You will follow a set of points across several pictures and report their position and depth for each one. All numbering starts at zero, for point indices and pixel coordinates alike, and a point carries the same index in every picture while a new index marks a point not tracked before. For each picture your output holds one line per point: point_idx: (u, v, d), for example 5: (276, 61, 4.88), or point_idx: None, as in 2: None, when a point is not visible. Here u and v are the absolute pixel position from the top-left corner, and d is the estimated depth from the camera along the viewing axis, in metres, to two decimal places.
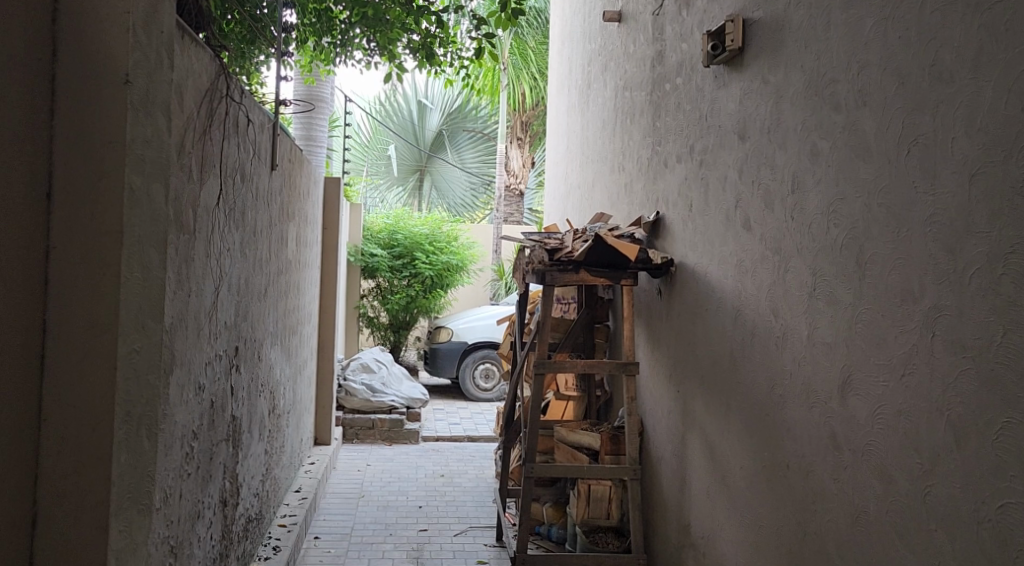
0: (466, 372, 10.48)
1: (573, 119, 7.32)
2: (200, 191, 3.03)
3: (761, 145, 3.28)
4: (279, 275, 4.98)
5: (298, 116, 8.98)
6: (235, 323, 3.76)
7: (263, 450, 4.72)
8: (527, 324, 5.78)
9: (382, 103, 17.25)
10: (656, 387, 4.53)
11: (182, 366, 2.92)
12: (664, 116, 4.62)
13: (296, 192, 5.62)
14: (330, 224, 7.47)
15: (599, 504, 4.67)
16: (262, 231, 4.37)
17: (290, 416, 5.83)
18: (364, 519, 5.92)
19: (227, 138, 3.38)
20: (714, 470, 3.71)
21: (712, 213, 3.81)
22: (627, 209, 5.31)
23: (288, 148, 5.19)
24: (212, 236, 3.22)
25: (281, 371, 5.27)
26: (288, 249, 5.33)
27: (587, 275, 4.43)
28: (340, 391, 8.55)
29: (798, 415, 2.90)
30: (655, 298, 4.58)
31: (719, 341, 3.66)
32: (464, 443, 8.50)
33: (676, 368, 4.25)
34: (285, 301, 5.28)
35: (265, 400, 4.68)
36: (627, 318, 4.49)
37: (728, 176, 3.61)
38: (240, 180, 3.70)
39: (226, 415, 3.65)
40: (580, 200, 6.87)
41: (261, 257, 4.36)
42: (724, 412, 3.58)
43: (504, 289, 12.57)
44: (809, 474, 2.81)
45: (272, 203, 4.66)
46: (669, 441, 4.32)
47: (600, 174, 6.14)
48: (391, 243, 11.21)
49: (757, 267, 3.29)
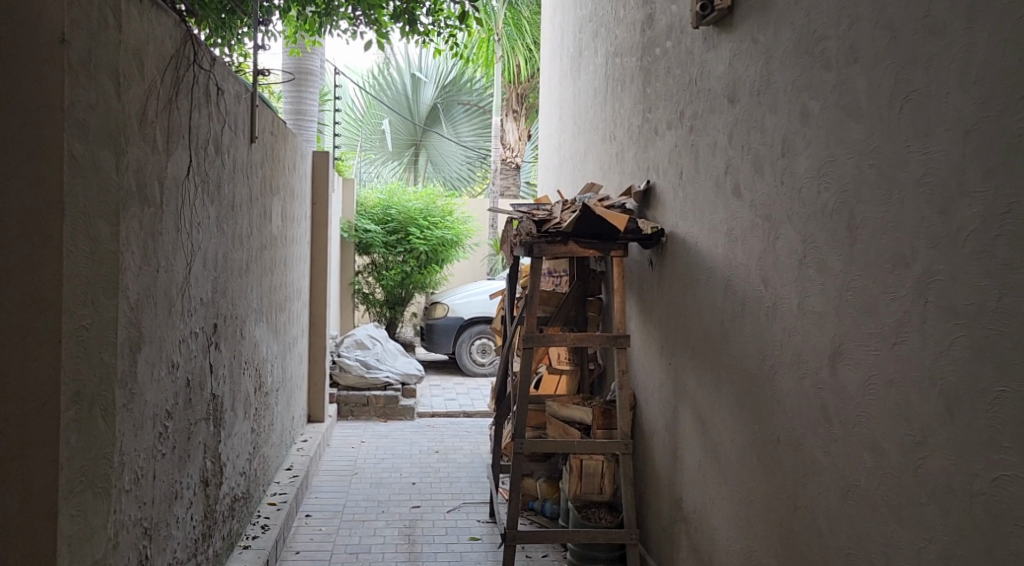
0: (463, 347, 10.41)
1: (565, 88, 7.17)
2: (166, 163, 2.91)
3: (751, 108, 3.16)
4: (262, 251, 4.87)
5: (287, 89, 8.82)
6: (212, 299, 3.66)
7: (250, 429, 4.65)
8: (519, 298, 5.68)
9: (376, 76, 17.01)
10: (649, 360, 4.44)
11: (152, 344, 2.83)
12: (654, 82, 4.48)
13: (280, 166, 5.50)
14: (320, 199, 7.34)
15: (592, 479, 4.60)
16: (242, 205, 4.26)
17: (280, 394, 5.76)
18: (357, 496, 5.87)
19: (196, 107, 3.26)
20: (705, 443, 3.62)
21: (702, 181, 3.69)
22: (618, 179, 5.18)
23: (270, 120, 5.06)
24: (182, 208, 3.11)
25: (267, 349, 5.19)
26: (272, 224, 5.22)
27: (577, 246, 4.32)
28: (334, 368, 8.47)
29: (788, 387, 2.81)
30: (647, 269, 4.47)
31: (709, 312, 3.56)
32: (460, 418, 8.44)
33: (668, 340, 4.15)
34: (270, 277, 5.18)
35: (250, 379, 4.62)
36: (618, 290, 4.39)
37: (718, 141, 3.49)
38: (214, 152, 3.59)
39: (204, 393, 3.56)
40: (572, 172, 6.74)
41: (241, 233, 4.25)
42: (716, 385, 3.49)
43: (500, 264, 12.48)
44: (799, 447, 2.72)
45: (253, 176, 4.54)
46: (661, 414, 4.23)
47: (592, 144, 6.01)
48: (385, 218, 11.10)
49: (747, 235, 3.18)
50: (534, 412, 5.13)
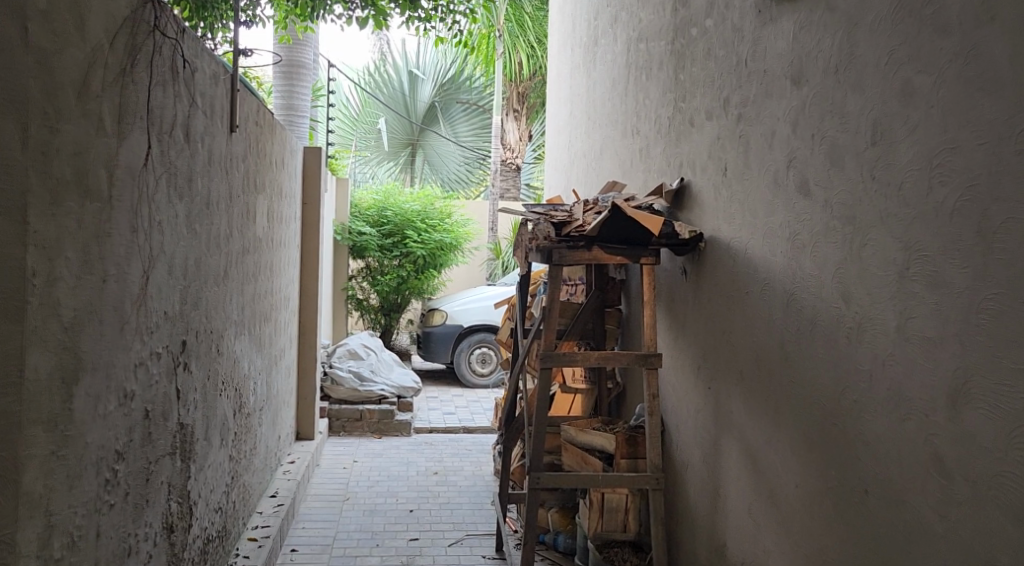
0: (462, 357, 9.85)
1: (577, 81, 6.63)
2: (117, 146, 2.37)
3: (824, 89, 2.64)
4: (243, 256, 4.32)
5: (277, 80, 8.30)
6: (181, 313, 3.12)
7: (227, 459, 4.11)
8: (529, 309, 5.15)
9: (371, 75, 16.45)
10: (683, 382, 3.89)
11: (96, 372, 2.28)
12: (689, 67, 3.95)
13: (267, 162, 4.95)
14: (310, 199, 6.79)
15: (615, 515, 4.06)
16: (219, 204, 3.72)
17: (264, 413, 5.21)
18: (349, 526, 5.31)
19: (159, 82, 2.72)
20: (757, 484, 3.09)
21: (755, 177, 3.16)
22: (643, 177, 4.65)
23: (255, 109, 4.52)
24: (141, 204, 2.57)
25: (250, 366, 4.63)
26: (257, 225, 4.68)
27: (602, 252, 3.79)
28: (326, 380, 7.90)
29: (881, 428, 2.28)
30: (681, 278, 3.94)
31: (765, 331, 3.03)
32: (461, 434, 7.90)
33: (707, 361, 3.62)
34: (252, 284, 4.62)
35: (228, 403, 4.08)
36: (649, 303, 3.85)
37: (778, 131, 2.97)
38: (183, 139, 3.05)
39: (169, 424, 3.01)
40: (586, 172, 6.20)
41: (217, 235, 3.70)
42: (773, 418, 2.96)
43: (501, 269, 11.94)
44: (899, 504, 2.20)
45: (234, 171, 4.01)
46: (698, 444, 3.70)
47: (610, 140, 5.47)
48: (379, 220, 10.56)
49: (820, 241, 2.66)
50: (549, 436, 4.62)
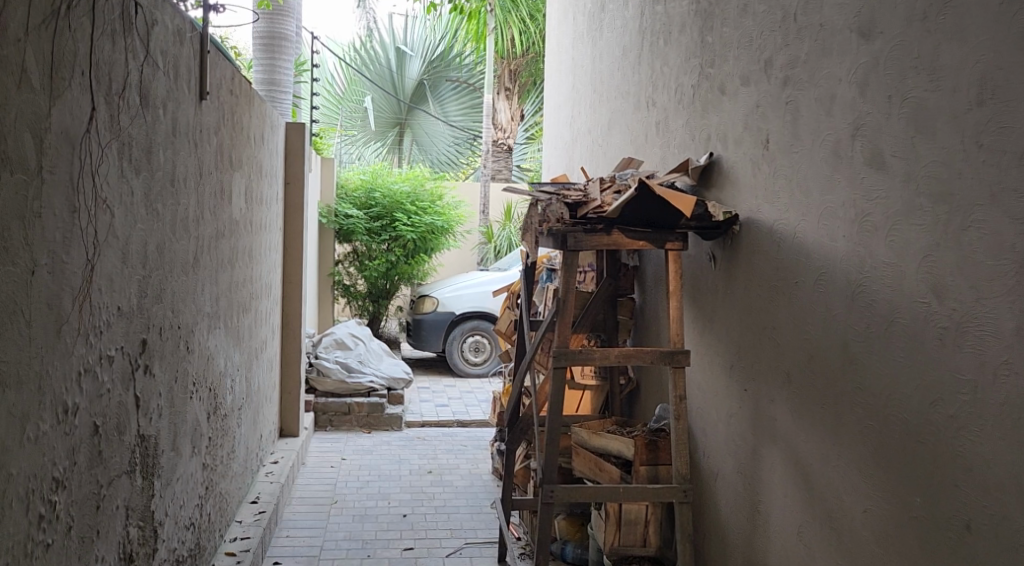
0: (454, 345, 9.41)
1: (580, 51, 6.17)
2: (47, 106, 1.91)
3: (906, 41, 2.21)
4: (216, 241, 3.86)
5: (258, 54, 7.79)
6: (139, 307, 2.67)
7: (200, 468, 3.66)
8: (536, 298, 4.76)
9: (358, 50, 15.73)
10: (712, 382, 3.48)
11: (23, 386, 1.84)
12: (720, 27, 3.50)
13: (243, 137, 4.48)
14: (293, 179, 6.30)
15: (633, 529, 3.65)
16: (187, 182, 3.26)
17: (243, 412, 4.76)
18: (337, 534, 4.89)
19: (106, 31, 2.26)
20: (811, 502, 2.68)
21: (807, 149, 2.74)
22: (661, 153, 4.21)
23: (229, 76, 4.04)
24: (82, 179, 2.11)
25: (226, 362, 4.18)
26: (232, 206, 4.22)
27: (622, 237, 3.36)
28: (311, 371, 7.45)
29: (991, 452, 1.87)
30: (710, 265, 3.52)
31: (823, 328, 2.62)
32: (454, 428, 7.48)
33: (743, 359, 3.20)
34: (228, 271, 4.16)
35: (201, 406, 3.63)
36: (674, 294, 3.41)
37: (840, 95, 2.54)
38: (138, 103, 2.59)
39: (126, 438, 2.57)
40: (591, 150, 5.75)
41: (185, 217, 3.24)
42: (835, 429, 2.55)
43: (493, 253, 11.50)
44: (1016, 546, 1.79)
45: (205, 145, 3.54)
46: (732, 452, 3.29)
47: (620, 115, 5.02)
48: (367, 203, 10.09)
49: (899, 224, 2.24)
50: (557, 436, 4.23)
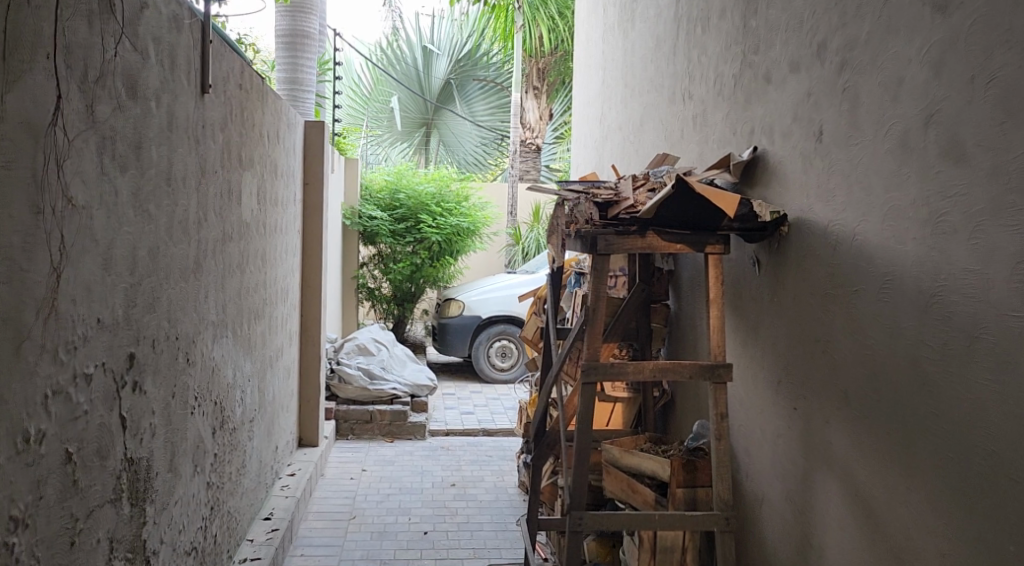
0: (481, 351, 9.15)
1: (610, 43, 5.88)
2: (4, 93, 1.68)
3: (994, 13, 1.91)
4: (223, 246, 3.63)
5: (280, 52, 7.59)
6: (126, 318, 2.43)
7: (204, 488, 3.42)
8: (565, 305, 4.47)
9: (385, 50, 15.52)
10: (756, 399, 3.17)
11: None
12: (765, 10, 3.20)
13: (255, 135, 4.24)
14: (312, 179, 6.07)
15: (669, 557, 3.34)
16: (187, 182, 3.02)
17: (255, 423, 4.52)
18: (354, 553, 4.64)
19: (80, 11, 2.02)
20: (874, 541, 2.37)
21: (868, 141, 2.44)
22: (699, 149, 3.91)
23: (238, 70, 3.81)
24: (48, 176, 1.87)
25: (235, 373, 3.95)
26: (242, 207, 3.99)
27: (658, 239, 3.05)
28: (333, 378, 7.22)
29: None
30: (754, 270, 3.21)
31: (889, 343, 2.31)
32: (480, 437, 7.22)
33: (791, 375, 2.90)
34: (237, 276, 3.93)
35: (205, 422, 3.40)
36: (715, 301, 3.10)
37: (908, 78, 2.24)
38: (123, 94, 2.36)
39: (109, 463, 2.33)
40: (622, 148, 5.45)
41: (185, 219, 3.01)
42: (904, 460, 2.24)
43: (521, 255, 11.22)
44: None
45: (209, 143, 3.32)
46: (779, 476, 2.98)
47: (654, 110, 4.72)
48: (392, 204, 9.87)
49: (987, 225, 1.94)
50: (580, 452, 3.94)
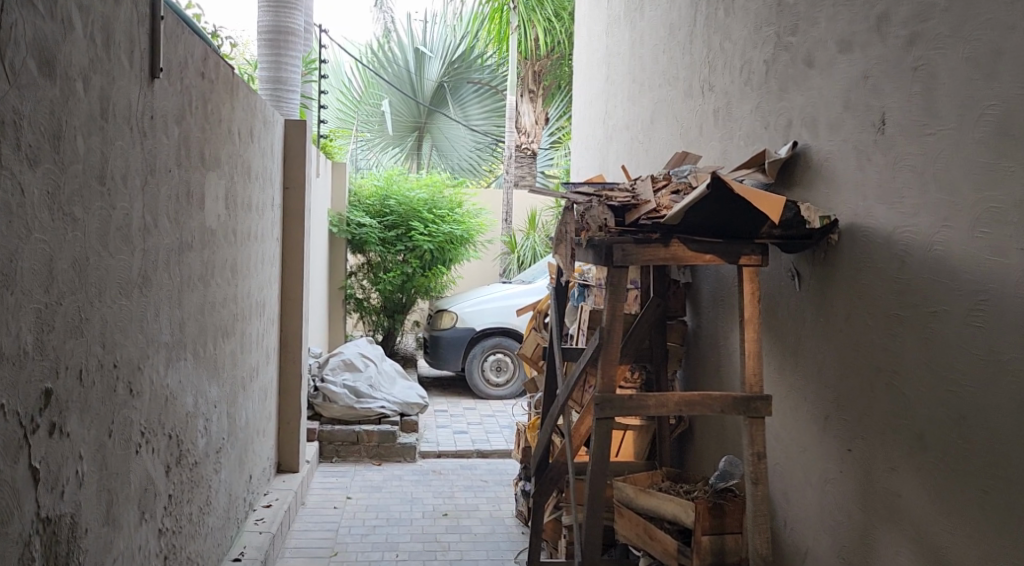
0: (475, 365, 8.68)
1: (616, 36, 5.44)
2: None
3: None
4: (180, 256, 3.17)
5: (262, 51, 7.13)
6: (40, 347, 1.98)
7: (155, 537, 2.96)
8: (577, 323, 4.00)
9: (377, 53, 15.15)
10: (798, 435, 2.72)
11: None
12: None
13: (222, 132, 3.78)
14: (294, 183, 5.61)
15: None
16: (130, 183, 2.57)
17: (224, 453, 4.05)
18: None
19: None
20: None
21: (948, 130, 2.01)
22: (722, 147, 3.46)
23: (200, 57, 3.36)
24: None
25: (196, 400, 3.49)
26: (206, 212, 3.53)
27: (683, 249, 2.66)
28: (317, 397, 6.73)
29: None
30: (793, 286, 2.77)
31: (983, 379, 1.87)
32: (474, 460, 6.75)
33: (844, 409, 2.45)
34: (200, 289, 3.48)
35: (156, 461, 2.93)
36: (750, 322, 2.66)
37: (1006, 51, 1.81)
38: (31, 70, 1.90)
39: (11, 530, 1.87)
40: (630, 149, 5.00)
41: (128, 224, 2.56)
42: (1004, 526, 1.79)
43: (516, 264, 10.79)
44: None
45: (161, 138, 2.86)
46: (828, 529, 2.53)
47: (666, 106, 4.27)
48: (382, 211, 9.40)
49: None
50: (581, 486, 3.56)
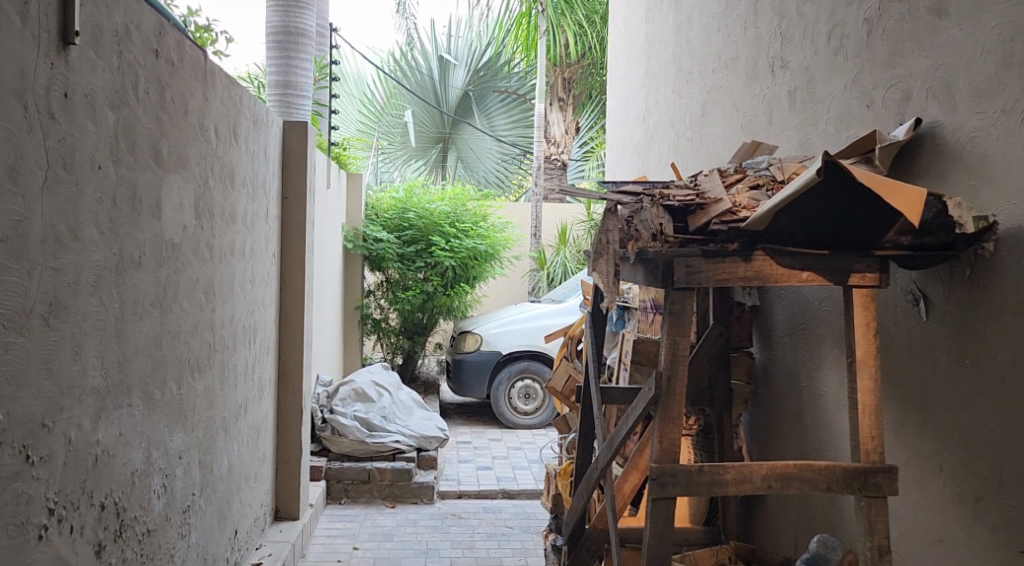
0: (501, 392, 7.97)
1: (656, 20, 4.78)
2: None
3: None
4: (120, 276, 2.52)
5: (271, 54, 6.49)
6: None
7: None
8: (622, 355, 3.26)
9: (398, 61, 14.50)
10: (931, 520, 2.00)
11: None
12: None
13: (189, 126, 3.15)
14: (293, 192, 4.98)
15: None
16: (25, 180, 1.92)
17: (197, 510, 3.40)
18: None
19: None
20: None
21: None
22: (802, 135, 2.76)
23: (153, 30, 2.72)
24: None
25: (152, 452, 2.84)
26: (164, 221, 2.90)
27: (771, 263, 2.05)
28: (325, 430, 6.05)
29: None
30: (918, 314, 2.05)
31: None
32: (499, 501, 6.05)
33: (1009, 492, 1.74)
34: (155, 316, 2.84)
35: (79, 541, 2.27)
36: (864, 363, 2.02)
37: None
38: None
39: None
40: (675, 148, 4.31)
41: (20, 234, 1.91)
42: None
43: (546, 281, 10.12)
44: None
45: (86, 126, 2.22)
46: None
47: (722, 94, 3.57)
48: (400, 225, 8.77)
49: None
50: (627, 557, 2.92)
